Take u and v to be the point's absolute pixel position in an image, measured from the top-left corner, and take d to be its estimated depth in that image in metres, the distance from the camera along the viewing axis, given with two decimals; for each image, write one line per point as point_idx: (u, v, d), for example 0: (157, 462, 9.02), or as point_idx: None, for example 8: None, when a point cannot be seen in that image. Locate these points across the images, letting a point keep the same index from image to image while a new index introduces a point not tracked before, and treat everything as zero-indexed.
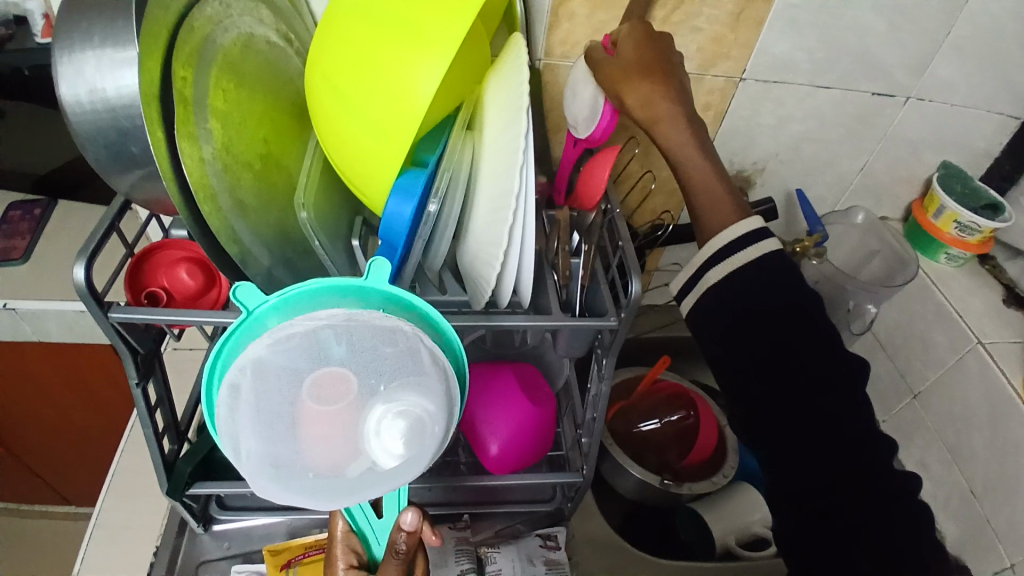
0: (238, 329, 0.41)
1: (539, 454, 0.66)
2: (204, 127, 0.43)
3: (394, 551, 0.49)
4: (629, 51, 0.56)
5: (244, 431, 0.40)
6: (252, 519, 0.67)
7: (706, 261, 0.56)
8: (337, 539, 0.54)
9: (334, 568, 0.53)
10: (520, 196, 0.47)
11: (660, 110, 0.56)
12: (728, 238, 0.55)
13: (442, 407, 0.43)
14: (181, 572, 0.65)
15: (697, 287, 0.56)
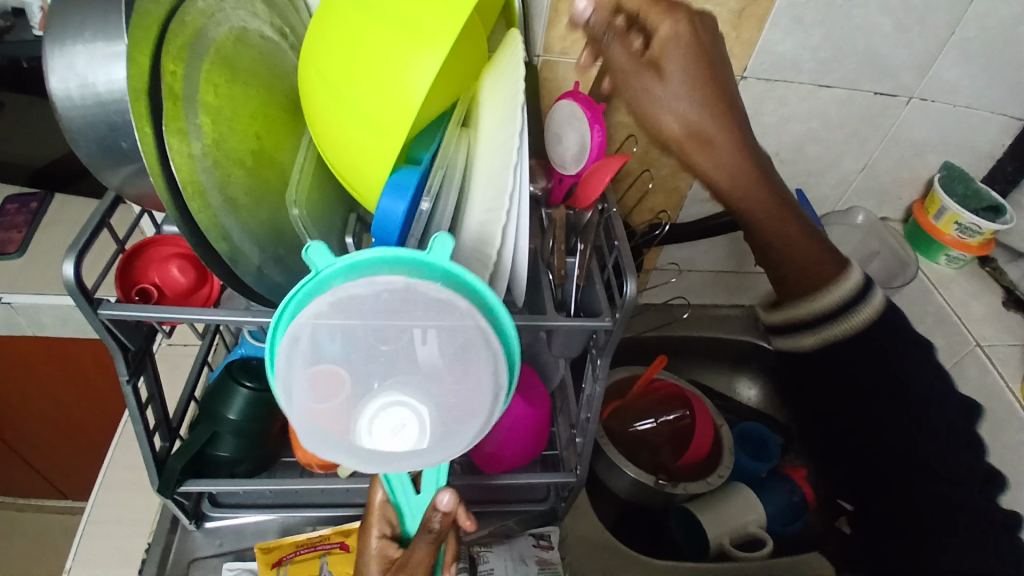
0: (304, 288, 0.40)
1: (533, 454, 0.66)
2: (194, 123, 0.42)
3: (428, 532, 0.47)
4: (675, 72, 0.52)
5: (298, 385, 0.40)
6: (244, 517, 0.66)
7: (801, 318, 0.58)
8: (375, 508, 0.53)
9: (368, 535, 0.52)
10: (514, 194, 0.46)
11: (712, 137, 0.53)
12: (818, 301, 0.57)
13: (489, 388, 0.42)
14: (172, 571, 0.64)
15: (792, 338, 0.59)
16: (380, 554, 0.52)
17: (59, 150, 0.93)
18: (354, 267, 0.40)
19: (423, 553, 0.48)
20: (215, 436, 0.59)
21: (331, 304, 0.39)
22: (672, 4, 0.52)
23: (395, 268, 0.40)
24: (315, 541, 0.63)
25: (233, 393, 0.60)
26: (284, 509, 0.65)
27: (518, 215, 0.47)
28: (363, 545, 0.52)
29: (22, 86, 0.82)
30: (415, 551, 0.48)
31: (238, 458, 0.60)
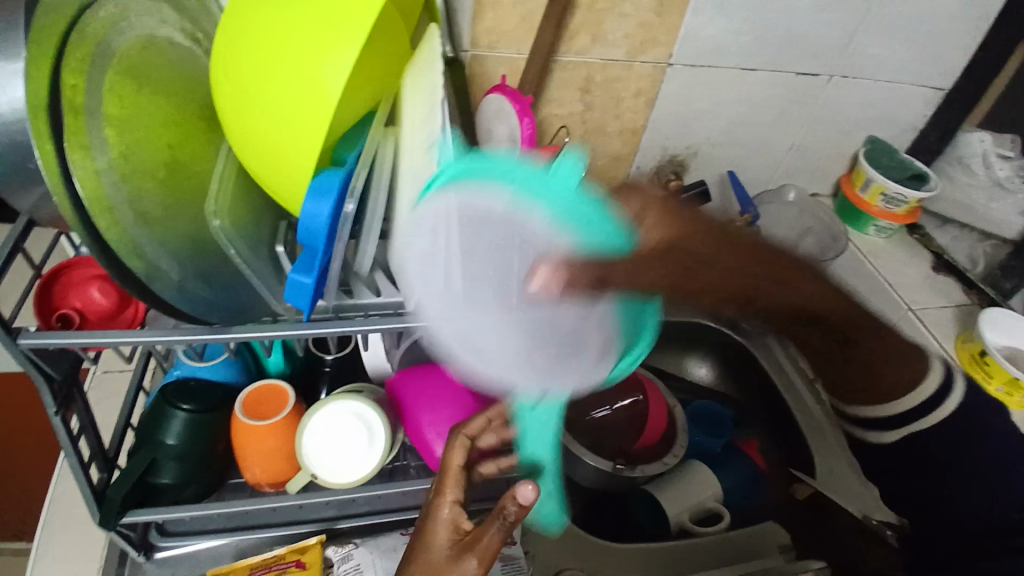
0: (444, 172, 0.45)
1: None
2: (99, 136, 0.41)
3: (505, 518, 0.47)
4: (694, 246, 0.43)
5: (419, 292, 0.50)
6: (196, 544, 0.64)
7: None
8: (452, 471, 0.55)
9: (441, 499, 0.53)
10: (439, 192, 0.46)
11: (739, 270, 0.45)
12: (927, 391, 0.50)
13: (600, 339, 0.52)
14: None
15: None
16: (450, 521, 0.51)
17: None
18: (464, 172, 0.45)
19: (493, 539, 0.48)
20: (155, 462, 0.57)
21: (455, 205, 0.45)
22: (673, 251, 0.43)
23: (505, 183, 0.46)
24: (269, 562, 0.61)
25: (170, 418, 0.58)
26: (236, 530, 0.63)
27: None
28: (434, 508, 0.53)
29: None
30: (487, 533, 0.48)
31: (181, 483, 0.58)
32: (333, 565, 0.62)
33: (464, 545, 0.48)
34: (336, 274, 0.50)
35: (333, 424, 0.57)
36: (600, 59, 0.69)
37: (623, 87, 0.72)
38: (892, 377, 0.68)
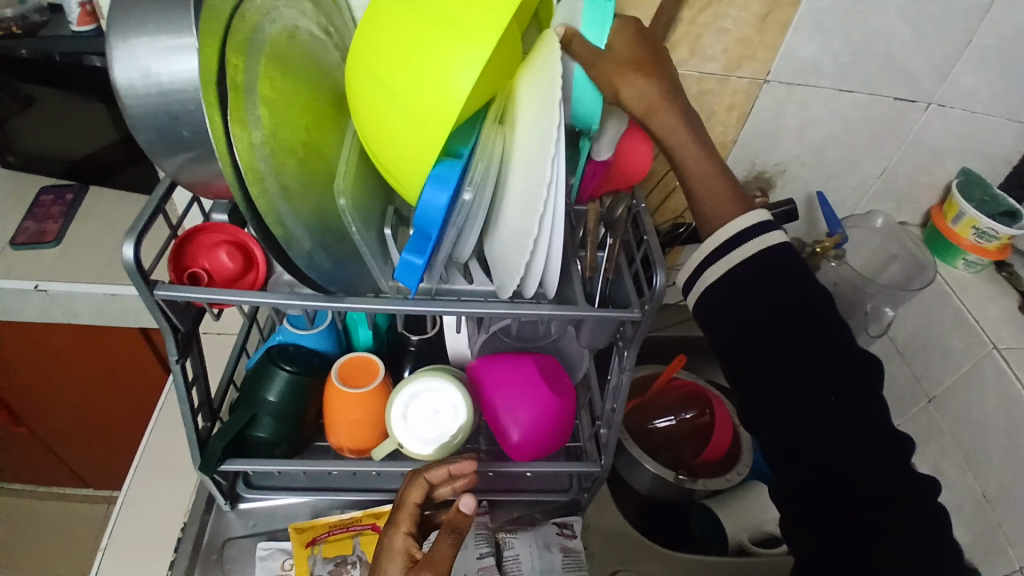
0: None
1: (558, 444, 0.67)
2: (254, 113, 0.45)
3: (454, 528, 0.51)
4: (639, 81, 0.51)
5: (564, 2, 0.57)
6: (277, 499, 0.68)
7: (708, 256, 0.54)
8: (407, 508, 0.55)
9: (393, 532, 0.53)
10: (551, 186, 0.48)
11: (658, 102, 0.52)
12: (734, 231, 0.53)
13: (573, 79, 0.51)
14: (207, 550, 0.66)
15: (721, 264, 0.53)
16: (404, 551, 0.52)
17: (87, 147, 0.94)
18: None
19: (444, 551, 0.50)
20: (254, 418, 0.62)
21: None
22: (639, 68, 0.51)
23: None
24: (347, 522, 0.65)
25: (273, 375, 0.62)
26: (315, 490, 0.68)
27: (554, 206, 0.49)
28: (387, 543, 0.53)
29: (53, 80, 0.84)
30: (438, 548, 0.51)
31: (275, 439, 0.63)
32: None
33: (420, 565, 0.50)
34: (444, 251, 0.53)
35: (415, 405, 0.61)
36: (696, 72, 0.70)
37: (714, 101, 0.73)
38: (706, 200, 0.55)
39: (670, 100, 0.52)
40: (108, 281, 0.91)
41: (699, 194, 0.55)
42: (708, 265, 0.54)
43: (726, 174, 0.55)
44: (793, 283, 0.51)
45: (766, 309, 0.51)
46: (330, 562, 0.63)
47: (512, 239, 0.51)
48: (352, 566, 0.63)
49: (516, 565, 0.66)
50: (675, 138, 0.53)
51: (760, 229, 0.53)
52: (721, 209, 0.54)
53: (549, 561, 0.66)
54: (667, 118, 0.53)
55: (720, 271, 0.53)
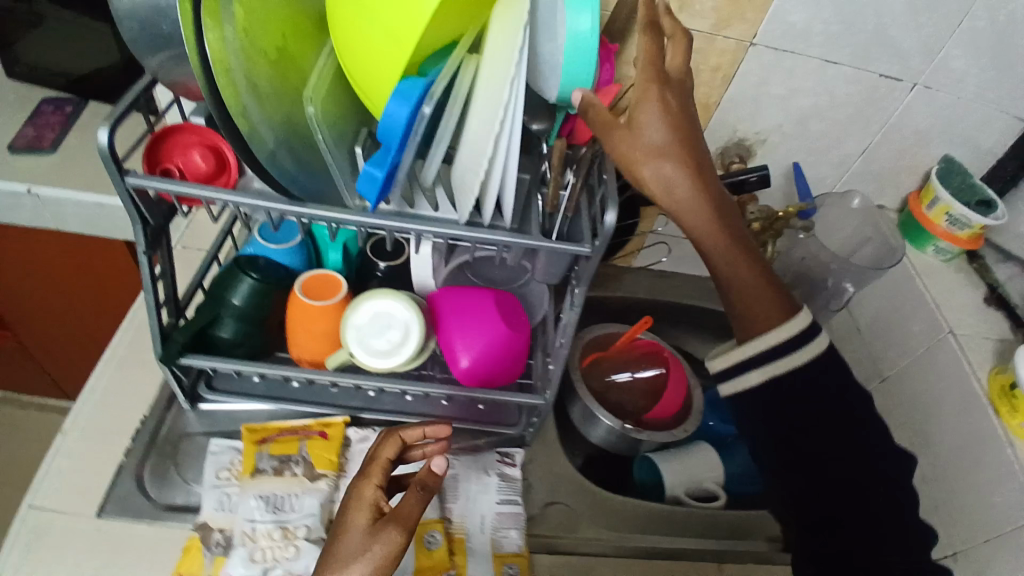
0: None
1: (509, 375, 0.70)
2: (228, 10, 0.47)
3: (423, 486, 0.54)
4: (667, 174, 0.53)
5: None
6: (236, 403, 0.70)
7: (746, 361, 0.60)
8: (379, 461, 0.58)
9: (364, 484, 0.56)
10: (510, 109, 0.49)
11: (686, 192, 0.54)
12: (773, 342, 0.59)
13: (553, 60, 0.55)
14: (164, 441, 0.68)
15: (766, 367, 0.59)
16: (371, 503, 0.55)
17: (84, 62, 0.95)
18: None
19: (412, 507, 0.54)
20: (216, 319, 0.65)
21: None
22: (661, 158, 0.52)
23: None
24: (299, 427, 0.66)
25: (240, 280, 0.64)
26: (273, 400, 0.69)
27: (511, 129, 0.50)
28: (357, 493, 0.55)
29: None
30: (407, 502, 0.54)
31: (237, 341, 0.66)
32: (351, 443, 0.66)
33: (385, 519, 0.53)
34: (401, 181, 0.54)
35: (369, 327, 0.63)
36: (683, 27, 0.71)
37: (701, 59, 0.74)
38: (745, 296, 0.60)
39: (701, 192, 0.54)
40: (98, 191, 0.92)
41: (746, 291, 0.60)
42: (750, 369, 0.60)
43: (751, 254, 0.59)
44: (834, 378, 0.60)
45: (807, 404, 0.59)
46: (276, 459, 0.62)
47: (470, 162, 0.53)
48: (294, 465, 0.62)
49: (453, 483, 0.68)
50: (707, 230, 0.56)
51: (803, 339, 0.59)
52: (763, 312, 0.60)
53: (484, 483, 0.69)
54: (700, 210, 0.55)
55: (764, 375, 0.59)
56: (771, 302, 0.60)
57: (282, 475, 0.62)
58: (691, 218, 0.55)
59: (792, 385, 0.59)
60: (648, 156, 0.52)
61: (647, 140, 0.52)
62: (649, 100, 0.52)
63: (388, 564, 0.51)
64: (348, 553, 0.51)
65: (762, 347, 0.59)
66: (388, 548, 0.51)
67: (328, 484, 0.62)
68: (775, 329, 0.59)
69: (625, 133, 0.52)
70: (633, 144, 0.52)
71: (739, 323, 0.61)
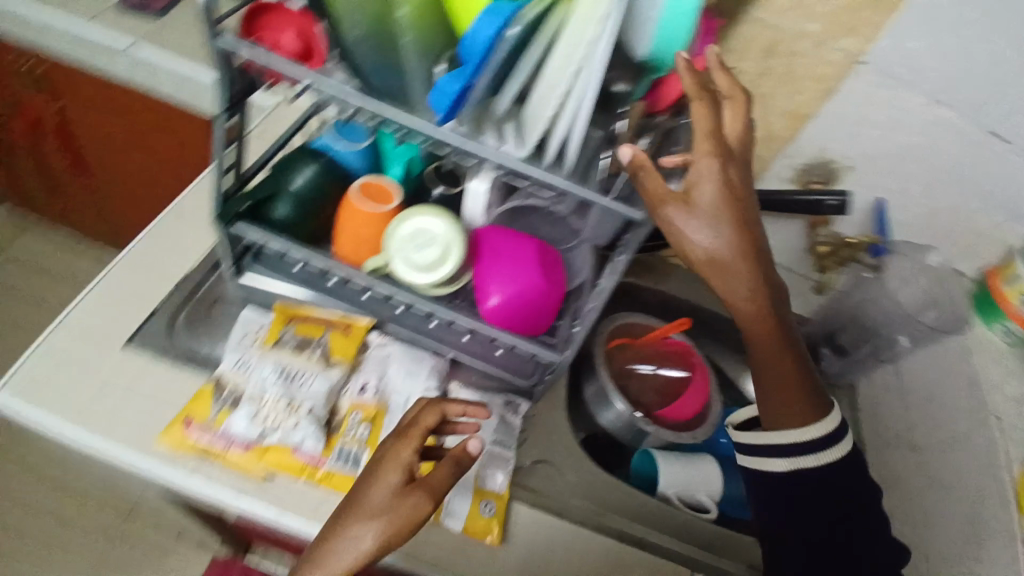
0: None
1: (533, 327, 0.68)
2: None
3: (458, 461, 0.56)
4: (721, 255, 0.56)
5: None
6: (271, 283, 0.71)
7: (780, 448, 0.66)
8: (419, 426, 0.58)
9: (401, 444, 0.57)
10: (592, 48, 0.50)
11: (735, 270, 0.58)
12: (802, 434, 0.65)
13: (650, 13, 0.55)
14: (198, 302, 0.71)
15: (795, 458, 0.65)
16: (405, 465, 0.56)
17: None
18: None
19: (444, 476, 0.56)
20: (272, 197, 0.66)
21: None
22: (715, 239, 0.56)
23: None
24: (326, 319, 0.68)
25: (305, 164, 0.67)
26: (309, 289, 0.70)
27: (589, 70, 0.51)
28: (394, 451, 0.57)
29: None
30: (440, 472, 0.56)
31: (289, 223, 0.67)
32: (369, 347, 0.69)
33: (416, 484, 0.55)
34: (474, 102, 0.53)
35: (416, 249, 0.63)
36: (794, 28, 0.69)
37: (804, 66, 0.72)
38: (779, 385, 0.65)
39: (752, 273, 0.58)
40: (193, 63, 0.97)
41: (771, 363, 0.65)
42: (781, 456, 0.65)
43: (783, 330, 0.64)
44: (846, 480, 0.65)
45: (826, 502, 0.64)
46: (299, 338, 0.65)
47: (541, 97, 0.55)
48: (313, 348, 0.64)
49: None
50: (750, 310, 0.61)
51: (831, 438, 0.65)
52: (781, 390, 0.65)
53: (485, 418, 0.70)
54: (749, 290, 0.59)
55: (791, 464, 0.65)
56: (791, 385, 0.65)
57: (300, 354, 0.63)
58: (729, 288, 0.59)
59: (813, 480, 0.64)
60: (707, 239, 0.56)
61: (698, 212, 0.55)
62: (707, 179, 0.53)
63: (408, 527, 0.54)
64: (374, 505, 0.55)
65: (791, 438, 0.65)
66: (412, 511, 0.54)
67: (339, 373, 0.63)
68: (807, 426, 0.65)
69: (678, 203, 0.54)
70: (693, 228, 0.55)
71: (767, 397, 0.66)
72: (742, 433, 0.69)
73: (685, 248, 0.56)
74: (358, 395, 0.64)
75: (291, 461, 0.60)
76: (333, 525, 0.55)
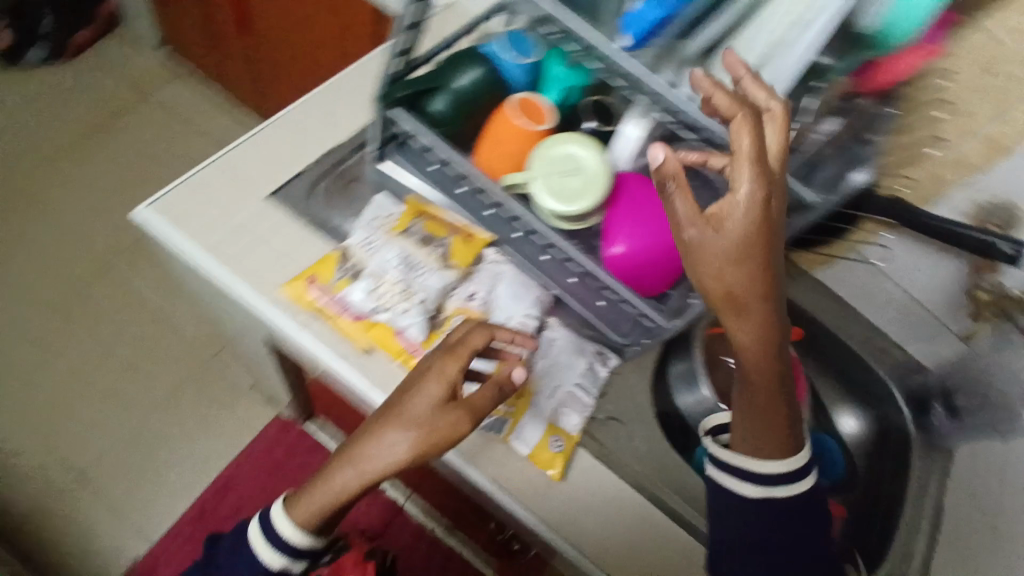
0: None
1: (649, 288, 0.65)
2: None
3: (500, 386, 0.58)
4: (738, 286, 0.48)
5: None
6: (407, 175, 0.69)
7: (746, 475, 0.56)
8: (467, 346, 0.58)
9: (446, 362, 0.57)
10: (811, 20, 0.53)
11: (752, 307, 0.49)
12: (774, 469, 0.56)
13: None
14: (338, 174, 0.71)
15: (765, 488, 0.56)
16: (449, 381, 0.57)
17: None
18: None
19: (484, 401, 0.57)
20: (431, 89, 0.65)
21: None
22: (734, 268, 0.47)
23: None
24: (453, 223, 0.68)
25: (474, 65, 0.65)
26: (438, 190, 0.69)
27: (802, 36, 0.53)
28: (438, 367, 0.57)
29: None
30: (482, 395, 0.57)
31: (441, 121, 0.66)
32: (484, 261, 0.67)
33: (456, 403, 0.57)
34: (669, 36, 0.54)
35: (558, 179, 0.62)
36: None
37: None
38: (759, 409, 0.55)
39: (765, 309, 0.49)
40: None
41: (752, 404, 0.55)
42: (749, 482, 0.56)
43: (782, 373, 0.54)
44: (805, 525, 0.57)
45: (779, 536, 0.57)
46: (427, 233, 0.66)
47: (744, 49, 0.55)
48: (435, 246, 0.65)
49: (547, 345, 0.68)
50: (750, 347, 0.51)
51: (797, 478, 0.56)
52: (757, 439, 0.55)
53: (573, 360, 0.68)
54: (757, 325, 0.50)
55: (760, 493, 0.56)
56: (771, 431, 0.55)
57: (424, 247, 0.65)
58: (738, 320, 0.50)
59: (774, 514, 0.56)
60: (724, 267, 0.47)
61: (718, 228, 0.47)
62: (743, 195, 0.46)
63: (443, 442, 0.56)
64: (411, 418, 0.57)
65: (761, 468, 0.56)
66: (450, 429, 0.56)
67: (454, 276, 0.65)
68: (777, 461, 0.56)
69: (693, 211, 0.47)
70: (715, 248, 0.47)
71: (743, 435, 0.56)
72: (718, 449, 0.58)
73: (700, 269, 0.48)
74: (466, 301, 0.65)
75: (395, 345, 0.63)
76: (373, 428, 0.58)
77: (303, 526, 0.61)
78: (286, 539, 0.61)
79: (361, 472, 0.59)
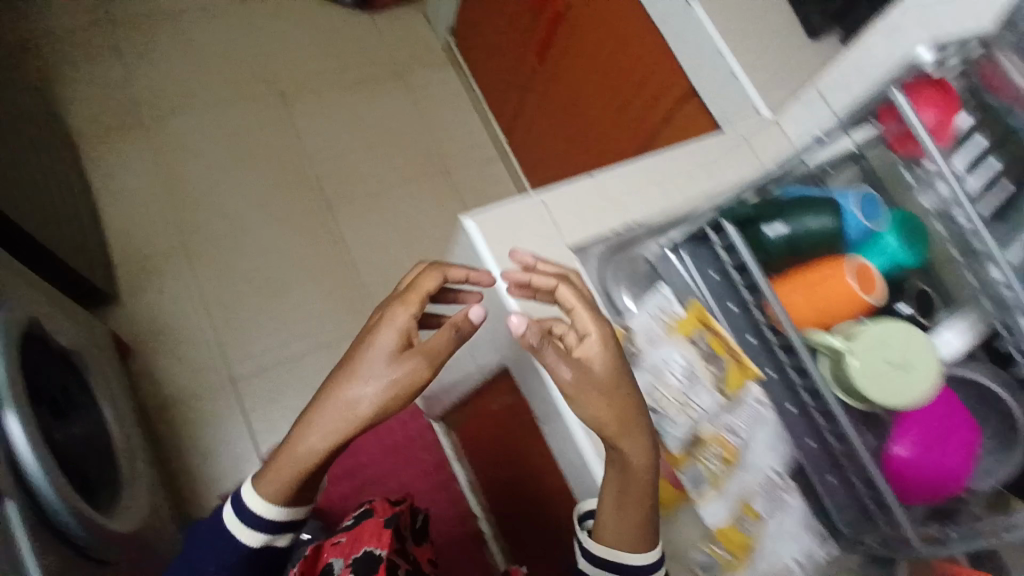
0: None
1: (909, 498, 0.60)
2: None
3: (457, 328, 0.56)
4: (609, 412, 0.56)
5: None
6: (694, 275, 0.68)
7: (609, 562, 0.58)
8: (420, 291, 0.59)
9: (396, 309, 0.57)
10: None
11: (633, 427, 0.56)
12: (627, 554, 0.57)
13: None
14: (625, 240, 0.71)
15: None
16: (402, 329, 0.57)
17: None
18: None
19: (442, 341, 0.55)
20: (772, 217, 0.64)
21: None
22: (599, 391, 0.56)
23: None
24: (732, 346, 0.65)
25: (824, 212, 0.64)
26: (713, 296, 0.68)
27: None
28: (390, 316, 0.57)
29: None
30: (439, 338, 0.55)
31: (766, 248, 0.64)
32: (747, 397, 0.64)
33: (409, 350, 0.56)
34: None
35: (881, 356, 0.57)
36: None
37: None
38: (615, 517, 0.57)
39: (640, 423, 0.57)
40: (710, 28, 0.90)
41: (626, 496, 0.57)
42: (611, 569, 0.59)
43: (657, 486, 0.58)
44: None
45: None
46: (708, 348, 0.65)
47: None
48: (712, 364, 0.65)
49: (779, 507, 0.62)
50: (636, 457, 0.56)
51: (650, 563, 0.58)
52: (622, 528, 0.57)
53: (800, 534, 0.62)
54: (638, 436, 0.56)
55: None
56: (637, 514, 0.57)
57: (701, 361, 0.65)
58: (631, 442, 0.56)
59: None
60: (600, 395, 0.56)
61: (584, 369, 0.57)
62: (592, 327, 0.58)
63: (407, 390, 0.55)
64: (370, 370, 0.55)
65: (620, 558, 0.58)
66: (410, 376, 0.55)
67: (721, 402, 0.64)
68: (636, 547, 0.57)
69: (560, 359, 0.57)
70: (589, 373, 0.57)
71: (607, 535, 0.58)
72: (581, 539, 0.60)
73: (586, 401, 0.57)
74: (725, 432, 0.63)
75: None
76: (331, 389, 0.56)
77: (275, 500, 0.57)
78: (256, 514, 0.57)
79: (327, 434, 0.55)
